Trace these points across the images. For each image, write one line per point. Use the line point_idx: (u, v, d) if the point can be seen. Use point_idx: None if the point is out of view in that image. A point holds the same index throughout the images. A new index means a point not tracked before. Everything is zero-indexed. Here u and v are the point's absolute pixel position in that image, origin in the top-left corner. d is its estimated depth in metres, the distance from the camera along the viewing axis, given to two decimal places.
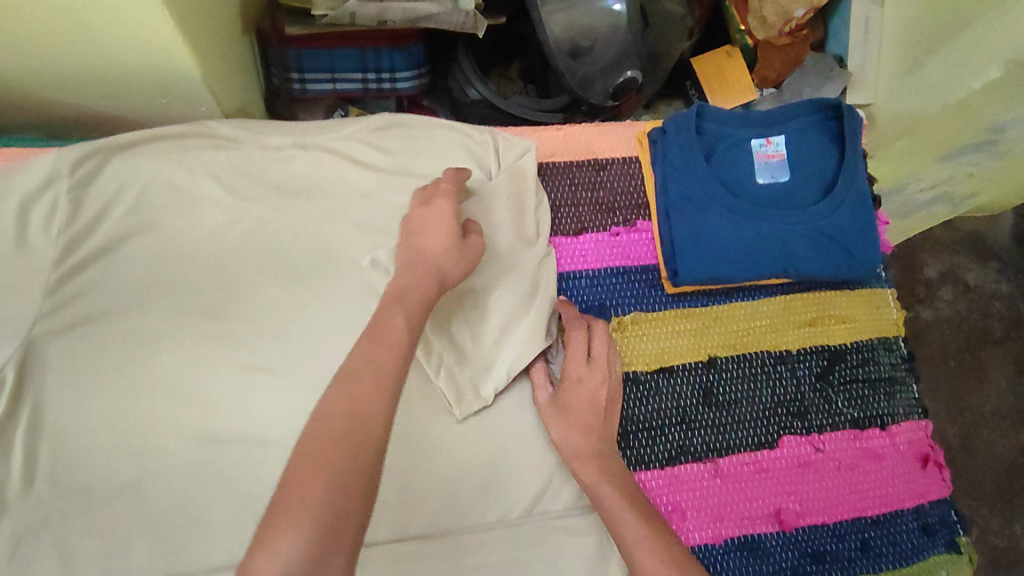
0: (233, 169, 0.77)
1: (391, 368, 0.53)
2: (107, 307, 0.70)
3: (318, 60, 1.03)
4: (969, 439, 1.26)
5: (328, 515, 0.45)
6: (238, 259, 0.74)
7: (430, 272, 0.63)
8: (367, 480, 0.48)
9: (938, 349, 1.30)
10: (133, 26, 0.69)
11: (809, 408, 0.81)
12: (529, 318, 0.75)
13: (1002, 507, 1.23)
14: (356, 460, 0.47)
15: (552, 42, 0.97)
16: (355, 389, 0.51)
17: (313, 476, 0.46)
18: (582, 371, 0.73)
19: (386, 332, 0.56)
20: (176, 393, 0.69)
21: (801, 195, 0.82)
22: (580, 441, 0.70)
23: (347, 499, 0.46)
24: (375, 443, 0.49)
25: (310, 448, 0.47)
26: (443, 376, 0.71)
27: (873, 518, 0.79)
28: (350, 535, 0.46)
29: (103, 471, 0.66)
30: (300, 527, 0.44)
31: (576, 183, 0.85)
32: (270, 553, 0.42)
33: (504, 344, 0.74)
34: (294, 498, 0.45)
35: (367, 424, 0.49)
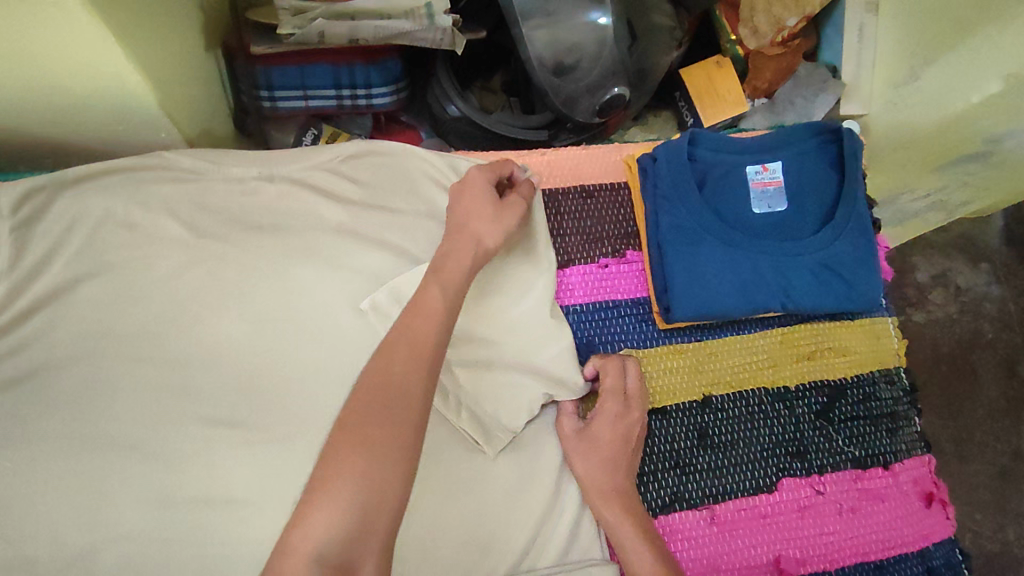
0: (193, 203, 0.72)
1: (406, 359, 0.52)
2: (55, 358, 0.65)
3: (289, 77, 0.97)
4: (962, 445, 1.23)
5: (370, 487, 0.46)
6: (198, 300, 0.69)
7: (466, 235, 0.64)
8: (410, 454, 0.49)
9: (928, 355, 1.27)
10: (77, 53, 0.64)
11: (808, 448, 0.77)
12: (536, 349, 0.72)
13: (997, 513, 1.21)
14: (397, 434, 0.49)
15: (534, 59, 0.92)
16: (394, 365, 0.52)
17: (351, 452, 0.47)
18: (617, 406, 0.70)
19: (424, 304, 0.57)
20: (130, 451, 0.64)
21: (800, 224, 0.78)
22: (605, 477, 0.68)
23: (387, 471, 0.47)
24: (417, 410, 0.50)
25: (346, 427, 0.48)
26: (466, 419, 0.69)
27: (875, 562, 0.75)
28: (387, 509, 0.47)
29: (53, 537, 0.61)
30: (337, 506, 0.45)
31: (563, 212, 0.80)
32: (305, 528, 0.44)
33: (518, 381, 0.71)
34: (340, 473, 0.46)
35: (405, 396, 0.50)
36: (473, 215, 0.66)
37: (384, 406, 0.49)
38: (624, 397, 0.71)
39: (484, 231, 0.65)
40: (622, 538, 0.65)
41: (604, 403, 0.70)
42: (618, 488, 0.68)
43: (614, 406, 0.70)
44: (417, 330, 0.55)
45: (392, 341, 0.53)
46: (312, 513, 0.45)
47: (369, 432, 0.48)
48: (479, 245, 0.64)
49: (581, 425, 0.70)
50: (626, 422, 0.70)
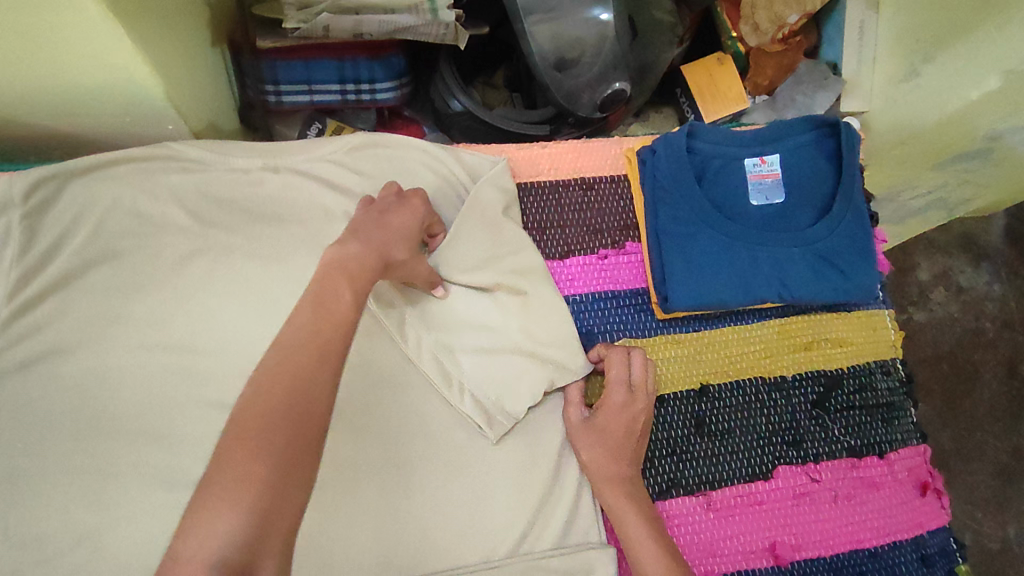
0: (200, 194, 0.73)
1: (315, 355, 0.48)
2: (65, 343, 0.66)
3: (294, 72, 0.99)
4: (963, 443, 1.24)
5: (269, 491, 0.42)
6: (206, 287, 0.71)
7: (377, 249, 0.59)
8: (313, 455, 0.45)
9: (930, 353, 1.27)
10: (89, 46, 0.65)
11: (804, 436, 0.78)
12: (525, 334, 0.73)
13: (997, 510, 1.22)
14: (292, 442, 0.44)
15: (537, 55, 0.93)
16: (302, 365, 0.47)
17: (247, 457, 0.42)
18: (623, 396, 0.71)
19: (332, 311, 0.51)
20: (140, 433, 0.66)
21: (796, 216, 0.79)
22: (612, 464, 0.69)
23: (288, 481, 0.43)
24: (317, 417, 0.46)
25: (244, 427, 0.43)
26: (468, 400, 0.70)
27: (870, 549, 0.76)
28: (289, 508, 0.42)
29: (61, 515, 0.62)
30: (236, 509, 0.40)
31: (562, 204, 0.81)
32: (201, 534, 0.39)
33: (519, 367, 0.72)
34: (225, 479, 0.41)
35: (312, 392, 0.46)
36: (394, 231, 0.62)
37: (280, 404, 0.44)
38: (629, 389, 0.72)
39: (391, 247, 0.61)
40: (622, 522, 0.67)
41: (611, 394, 0.71)
42: (623, 474, 0.69)
43: (619, 396, 0.71)
44: (306, 326, 0.49)
45: (282, 347, 0.48)
46: (198, 520, 0.40)
47: (262, 440, 0.43)
48: (384, 257, 0.59)
49: (587, 415, 0.72)
50: (632, 412, 0.71)
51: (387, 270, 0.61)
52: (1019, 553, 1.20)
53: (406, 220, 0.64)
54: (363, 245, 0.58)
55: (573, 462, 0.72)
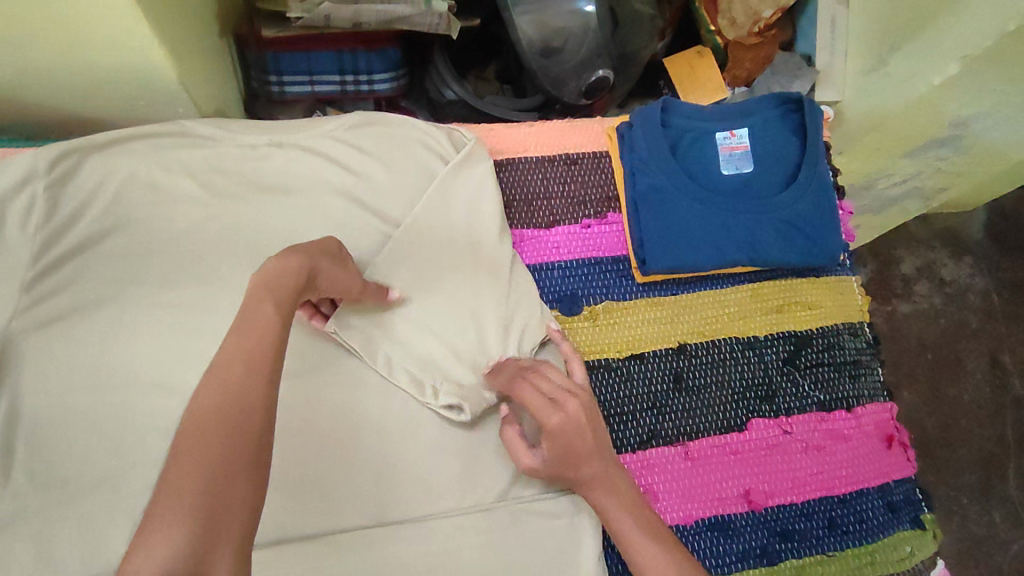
0: (210, 166, 0.79)
1: (243, 373, 0.49)
2: (87, 300, 0.71)
3: (296, 63, 1.05)
4: (947, 430, 1.30)
5: (211, 499, 0.43)
6: (217, 254, 0.76)
7: (303, 258, 0.61)
8: (252, 466, 0.46)
9: (914, 343, 1.33)
10: (107, 28, 0.70)
11: (776, 391, 0.83)
12: (495, 306, 0.78)
13: (981, 496, 1.27)
14: (233, 445, 0.45)
15: (524, 42, 1.00)
16: (236, 388, 0.48)
17: (188, 461, 0.44)
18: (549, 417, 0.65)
19: (256, 323, 0.53)
20: (156, 386, 0.71)
21: (765, 185, 0.85)
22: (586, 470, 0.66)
23: (226, 477, 0.44)
24: (253, 426, 0.47)
25: (188, 436, 0.45)
26: (405, 378, 0.73)
27: (840, 497, 0.81)
28: (238, 517, 0.44)
29: (81, 461, 0.67)
30: (176, 520, 0.41)
31: (549, 178, 0.87)
32: (145, 551, 0.39)
33: (466, 337, 0.76)
34: (174, 489, 0.42)
35: (244, 409, 0.47)
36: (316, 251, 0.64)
37: (218, 419, 0.46)
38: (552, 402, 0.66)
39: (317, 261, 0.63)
40: None
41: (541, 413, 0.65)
42: None
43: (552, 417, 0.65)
44: (255, 347, 0.51)
45: (226, 361, 0.49)
46: (149, 535, 0.40)
47: (198, 451, 0.44)
48: (309, 266, 0.61)
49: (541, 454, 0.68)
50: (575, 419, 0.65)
51: (313, 284, 0.63)
52: (1002, 537, 1.26)
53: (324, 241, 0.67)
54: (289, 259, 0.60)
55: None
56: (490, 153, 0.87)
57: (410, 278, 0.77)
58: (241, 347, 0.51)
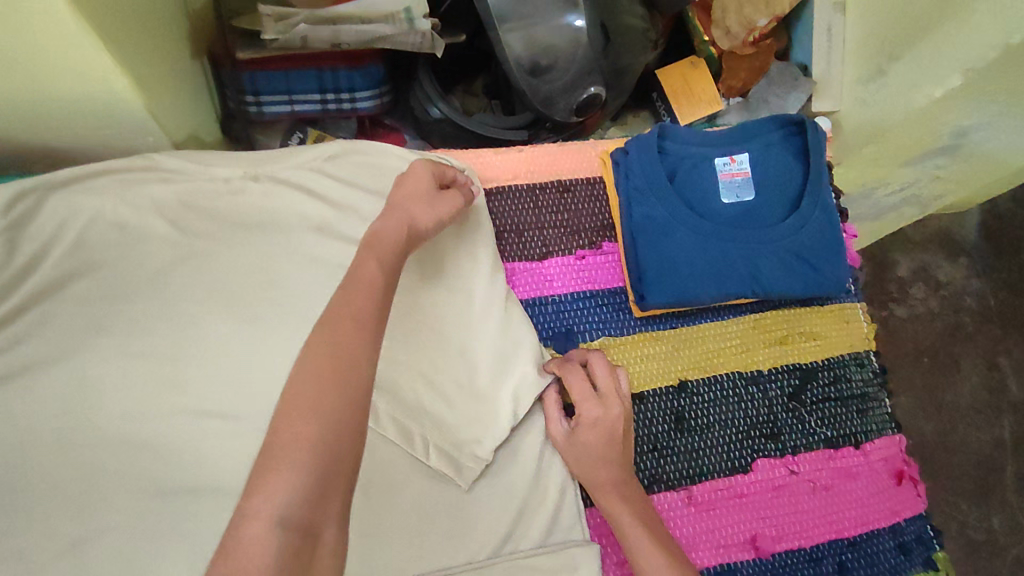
0: (181, 203, 0.74)
1: (352, 326, 0.51)
2: (49, 353, 0.66)
3: (274, 82, 0.99)
4: (946, 435, 1.27)
5: (325, 451, 0.45)
6: (188, 297, 0.71)
7: (403, 219, 0.63)
8: (355, 418, 0.47)
9: (911, 348, 1.30)
10: (66, 58, 0.65)
11: (781, 429, 0.80)
12: (489, 347, 0.74)
13: (979, 500, 1.25)
14: (343, 399, 0.47)
15: (512, 60, 0.95)
16: (342, 338, 0.50)
17: (298, 418, 0.45)
18: (591, 407, 0.71)
19: (364, 277, 0.55)
20: (129, 442, 0.67)
21: (767, 213, 0.82)
22: (601, 471, 0.71)
23: (338, 417, 0.46)
24: (360, 382, 0.49)
25: (299, 389, 0.47)
26: (393, 425, 0.69)
27: (850, 539, 0.78)
28: (343, 469, 0.46)
29: (43, 532, 0.61)
30: (294, 470, 0.43)
31: (540, 206, 0.83)
32: (265, 494, 0.42)
33: (458, 381, 0.73)
34: (288, 437, 0.45)
35: (354, 368, 0.49)
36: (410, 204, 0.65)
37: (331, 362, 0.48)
38: (598, 396, 0.72)
39: (417, 220, 0.64)
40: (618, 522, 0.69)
41: (584, 402, 0.71)
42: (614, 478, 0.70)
43: (592, 408, 0.71)
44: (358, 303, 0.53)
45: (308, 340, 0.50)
46: (266, 480, 0.43)
47: (314, 401, 0.46)
48: (409, 229, 0.62)
49: (568, 429, 0.73)
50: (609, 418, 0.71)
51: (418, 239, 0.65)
52: (1003, 542, 1.23)
53: (416, 181, 0.67)
54: (388, 225, 0.61)
55: (551, 475, 0.73)
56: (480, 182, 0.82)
57: (398, 317, 0.72)
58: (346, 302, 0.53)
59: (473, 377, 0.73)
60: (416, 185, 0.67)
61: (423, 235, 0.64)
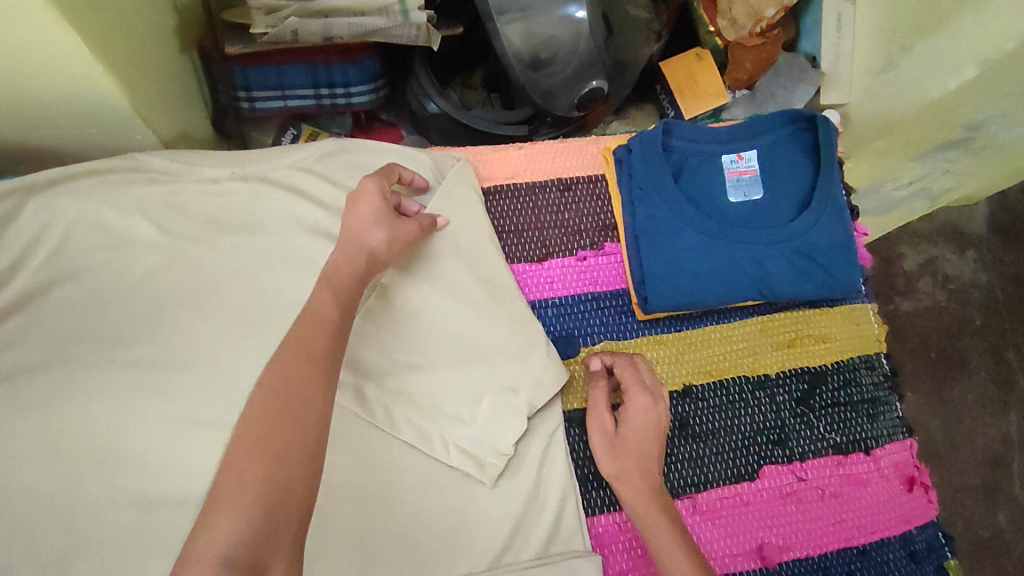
0: (166, 205, 0.71)
1: (304, 362, 0.50)
2: (32, 360, 0.64)
3: (265, 77, 0.97)
4: (951, 431, 1.24)
5: (273, 494, 0.43)
6: (176, 302, 0.69)
7: (358, 244, 0.61)
8: (308, 460, 0.46)
9: (916, 342, 1.27)
10: (44, 55, 0.62)
11: (789, 435, 0.77)
12: (492, 345, 0.72)
13: (986, 498, 1.22)
14: (289, 443, 0.45)
15: (510, 54, 0.92)
16: (294, 379, 0.48)
17: (249, 459, 0.44)
18: (643, 399, 0.71)
19: (316, 313, 0.54)
20: (107, 454, 0.63)
21: (775, 212, 0.79)
22: (643, 471, 0.69)
23: (289, 463, 0.45)
24: (310, 421, 0.47)
25: (248, 437, 0.45)
26: (403, 427, 0.68)
27: (859, 548, 0.76)
28: (296, 505, 0.44)
29: (27, 549, 0.58)
30: (241, 509, 0.42)
31: (540, 205, 0.80)
32: (211, 534, 0.41)
33: (464, 380, 0.71)
34: (230, 481, 0.43)
35: (303, 412, 0.47)
36: (364, 222, 0.63)
37: (276, 394, 0.47)
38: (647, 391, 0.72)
39: (374, 239, 0.62)
40: (646, 528, 0.66)
41: (634, 393, 0.71)
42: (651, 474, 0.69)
43: (643, 399, 0.70)
44: (313, 340, 0.51)
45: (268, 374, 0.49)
46: (213, 520, 0.41)
47: (260, 441, 0.45)
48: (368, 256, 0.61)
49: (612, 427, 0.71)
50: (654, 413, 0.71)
51: (376, 263, 0.63)
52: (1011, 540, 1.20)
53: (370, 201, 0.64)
54: (342, 253, 0.60)
55: (559, 474, 0.71)
56: (478, 181, 0.80)
57: (398, 316, 0.70)
58: (299, 341, 0.51)
59: (479, 376, 0.71)
60: (373, 204, 0.64)
61: (382, 249, 0.63)
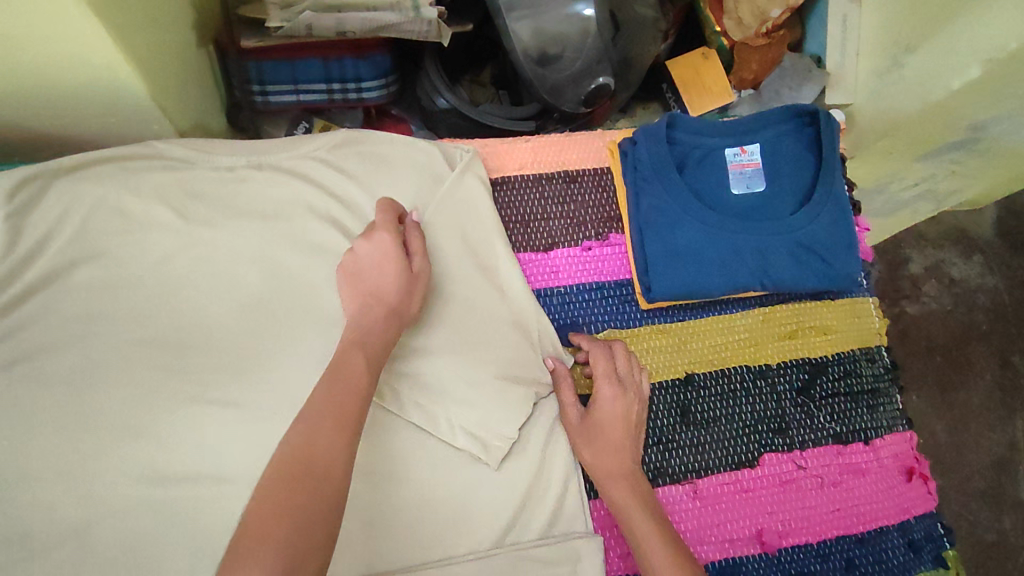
0: (183, 190, 0.73)
1: (330, 429, 0.50)
2: (54, 338, 0.66)
3: (279, 72, 0.99)
4: (957, 435, 1.24)
5: (290, 552, 0.43)
6: (191, 285, 0.71)
7: (385, 312, 0.62)
8: (329, 518, 0.47)
9: (923, 345, 1.27)
10: (71, 45, 0.64)
11: (789, 424, 0.78)
12: (496, 335, 0.74)
13: (991, 502, 1.22)
14: (314, 510, 0.46)
15: (519, 49, 0.94)
16: (318, 445, 0.49)
17: (267, 519, 0.44)
18: (610, 386, 0.72)
19: (344, 371, 0.55)
20: (124, 430, 0.65)
21: (776, 205, 0.81)
22: (614, 459, 0.69)
23: (308, 518, 0.46)
24: (330, 488, 0.48)
25: (265, 496, 0.46)
26: (412, 410, 0.69)
27: (858, 536, 0.77)
28: (310, 556, 0.44)
29: (47, 515, 0.61)
30: (260, 567, 0.42)
31: (546, 196, 0.82)
32: None
33: (469, 365, 0.71)
34: (248, 540, 0.43)
35: (322, 474, 0.48)
36: (389, 286, 0.63)
37: (297, 466, 0.47)
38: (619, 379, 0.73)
39: (403, 303, 0.64)
40: (624, 516, 0.67)
41: (602, 380, 0.72)
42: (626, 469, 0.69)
43: (610, 386, 0.71)
44: (340, 406, 0.52)
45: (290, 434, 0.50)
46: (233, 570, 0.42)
47: (280, 511, 0.45)
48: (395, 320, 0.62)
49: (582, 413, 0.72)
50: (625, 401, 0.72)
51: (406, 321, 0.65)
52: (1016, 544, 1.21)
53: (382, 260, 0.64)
54: (370, 322, 0.61)
55: (562, 458, 0.73)
56: (487, 173, 0.82)
57: None
58: (329, 405, 0.52)
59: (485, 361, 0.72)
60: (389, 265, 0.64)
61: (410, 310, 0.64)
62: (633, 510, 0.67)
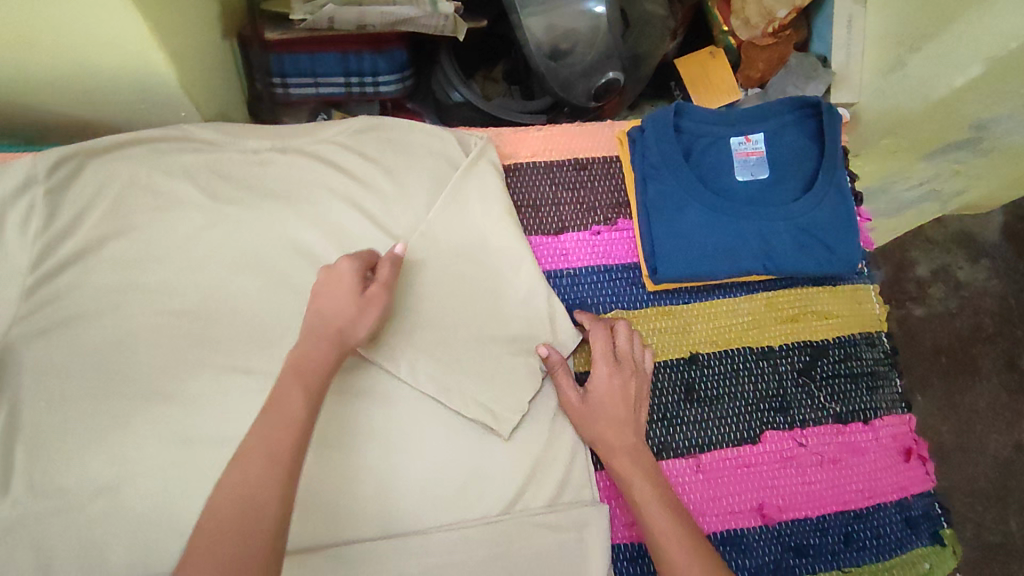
0: (210, 170, 0.77)
1: (265, 462, 0.53)
2: (89, 306, 0.70)
3: (300, 64, 1.03)
4: (963, 437, 1.24)
5: None
6: (215, 261, 0.74)
7: (330, 337, 0.63)
8: (262, 561, 0.49)
9: (928, 346, 1.29)
10: (109, 32, 0.68)
11: (791, 403, 0.81)
12: (506, 313, 0.77)
13: (998, 504, 1.21)
14: (245, 545, 0.49)
15: (532, 44, 0.98)
16: (249, 482, 0.52)
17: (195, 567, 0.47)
18: (608, 367, 0.73)
19: (284, 413, 0.56)
20: (153, 394, 0.69)
21: (779, 192, 0.83)
22: (617, 435, 0.72)
23: (235, 565, 0.48)
24: (264, 527, 0.50)
25: (199, 538, 0.49)
26: (424, 382, 0.72)
27: (857, 511, 0.79)
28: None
29: (80, 469, 0.65)
30: None
31: (557, 183, 0.85)
32: None
33: (480, 342, 0.75)
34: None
35: (257, 511, 0.51)
36: (334, 315, 0.64)
37: (235, 503, 0.51)
38: (617, 359, 0.74)
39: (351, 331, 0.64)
40: (630, 487, 0.69)
41: (600, 361, 0.74)
42: (629, 442, 0.71)
43: (606, 368, 0.73)
44: (278, 439, 0.54)
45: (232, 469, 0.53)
46: None
47: (204, 555, 0.48)
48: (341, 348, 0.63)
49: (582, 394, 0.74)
50: (623, 381, 0.74)
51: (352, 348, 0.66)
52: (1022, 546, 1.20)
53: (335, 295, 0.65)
54: (313, 349, 0.62)
55: (570, 431, 0.75)
56: (500, 159, 0.85)
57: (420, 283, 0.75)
58: (264, 437, 0.54)
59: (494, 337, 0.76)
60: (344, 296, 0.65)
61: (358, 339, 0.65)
62: (635, 479, 0.69)
